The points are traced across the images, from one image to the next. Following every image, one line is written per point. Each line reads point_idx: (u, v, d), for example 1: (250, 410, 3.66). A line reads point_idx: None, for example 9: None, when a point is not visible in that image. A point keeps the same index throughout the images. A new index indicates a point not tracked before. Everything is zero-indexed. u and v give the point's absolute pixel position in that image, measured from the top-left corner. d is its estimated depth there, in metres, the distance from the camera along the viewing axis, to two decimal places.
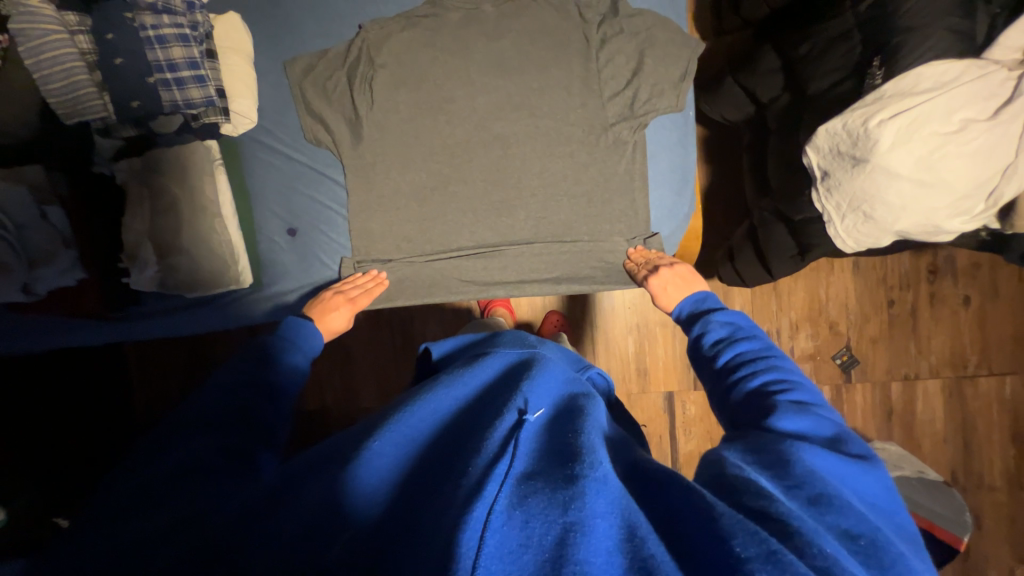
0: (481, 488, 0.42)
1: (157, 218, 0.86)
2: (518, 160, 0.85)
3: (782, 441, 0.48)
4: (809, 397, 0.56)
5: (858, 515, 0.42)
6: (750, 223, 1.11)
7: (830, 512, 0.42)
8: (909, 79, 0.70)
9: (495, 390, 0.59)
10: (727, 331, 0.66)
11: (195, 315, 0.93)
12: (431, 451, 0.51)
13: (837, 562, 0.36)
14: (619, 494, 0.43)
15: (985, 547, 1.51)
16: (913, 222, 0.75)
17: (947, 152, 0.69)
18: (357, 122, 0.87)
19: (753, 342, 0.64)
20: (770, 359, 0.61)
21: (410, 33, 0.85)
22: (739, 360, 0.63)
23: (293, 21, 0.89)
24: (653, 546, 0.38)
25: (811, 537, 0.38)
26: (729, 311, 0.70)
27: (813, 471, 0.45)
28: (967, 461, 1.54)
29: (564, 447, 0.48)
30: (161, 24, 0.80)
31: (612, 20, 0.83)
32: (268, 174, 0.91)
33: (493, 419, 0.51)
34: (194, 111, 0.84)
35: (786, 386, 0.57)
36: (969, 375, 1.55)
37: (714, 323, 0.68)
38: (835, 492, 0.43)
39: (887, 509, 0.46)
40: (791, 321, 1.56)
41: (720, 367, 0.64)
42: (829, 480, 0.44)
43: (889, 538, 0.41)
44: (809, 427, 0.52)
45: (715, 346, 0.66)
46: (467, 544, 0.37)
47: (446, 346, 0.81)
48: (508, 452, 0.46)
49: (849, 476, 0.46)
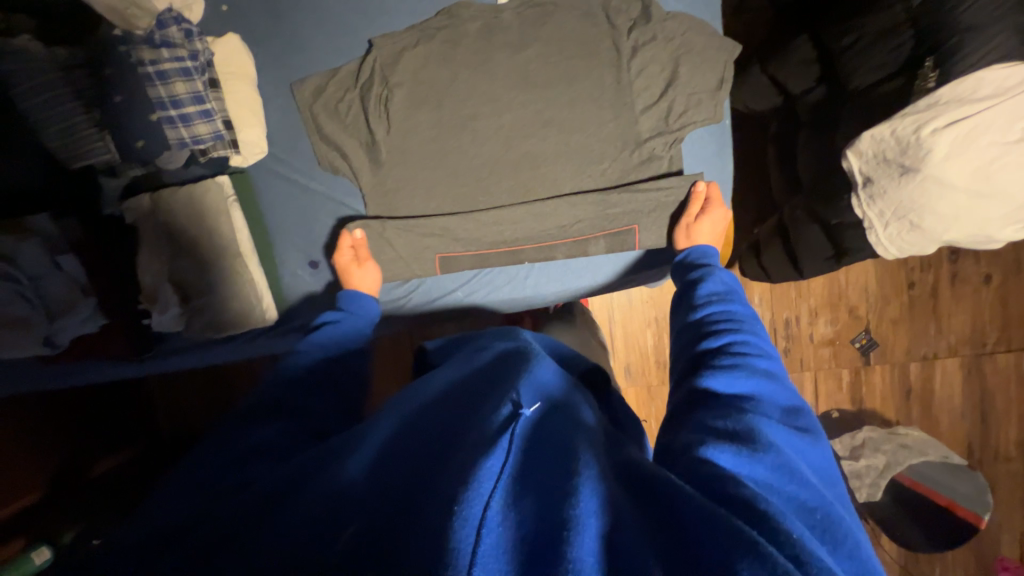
0: (468, 486, 0.37)
1: (174, 259, 0.83)
2: (548, 178, 0.82)
3: (745, 413, 0.49)
4: (774, 370, 0.58)
5: (816, 493, 0.43)
6: (778, 219, 1.07)
7: (792, 484, 0.43)
8: (968, 83, 0.66)
9: (484, 377, 0.53)
10: (722, 290, 0.70)
11: (220, 350, 0.92)
12: (413, 442, 0.47)
13: (806, 549, 0.36)
14: (607, 487, 0.40)
15: (998, 515, 1.56)
16: (964, 232, 0.72)
17: (1005, 163, 0.67)
18: (374, 147, 0.82)
19: (742, 307, 0.67)
20: (750, 326, 0.63)
21: (426, 47, 0.80)
22: (722, 316, 0.65)
23: (295, 38, 0.83)
24: (637, 543, 0.36)
25: (778, 523, 0.38)
26: (727, 273, 0.74)
27: (774, 442, 0.46)
28: (983, 435, 1.57)
29: (557, 443, 0.43)
30: (161, 58, 0.75)
31: (644, 26, 0.77)
32: (284, 205, 0.88)
33: (484, 411, 0.46)
34: (203, 146, 0.80)
35: (758, 352, 0.59)
36: (987, 352, 1.56)
37: (715, 279, 0.72)
38: (795, 464, 0.44)
39: (836, 489, 0.48)
40: (811, 307, 1.54)
41: (699, 315, 0.67)
42: (787, 452, 0.46)
43: (842, 517, 0.42)
44: (770, 395, 0.54)
45: (707, 297, 0.69)
46: (465, 541, 0.34)
47: (441, 341, 0.81)
48: (502, 446, 0.41)
49: (802, 450, 0.48)
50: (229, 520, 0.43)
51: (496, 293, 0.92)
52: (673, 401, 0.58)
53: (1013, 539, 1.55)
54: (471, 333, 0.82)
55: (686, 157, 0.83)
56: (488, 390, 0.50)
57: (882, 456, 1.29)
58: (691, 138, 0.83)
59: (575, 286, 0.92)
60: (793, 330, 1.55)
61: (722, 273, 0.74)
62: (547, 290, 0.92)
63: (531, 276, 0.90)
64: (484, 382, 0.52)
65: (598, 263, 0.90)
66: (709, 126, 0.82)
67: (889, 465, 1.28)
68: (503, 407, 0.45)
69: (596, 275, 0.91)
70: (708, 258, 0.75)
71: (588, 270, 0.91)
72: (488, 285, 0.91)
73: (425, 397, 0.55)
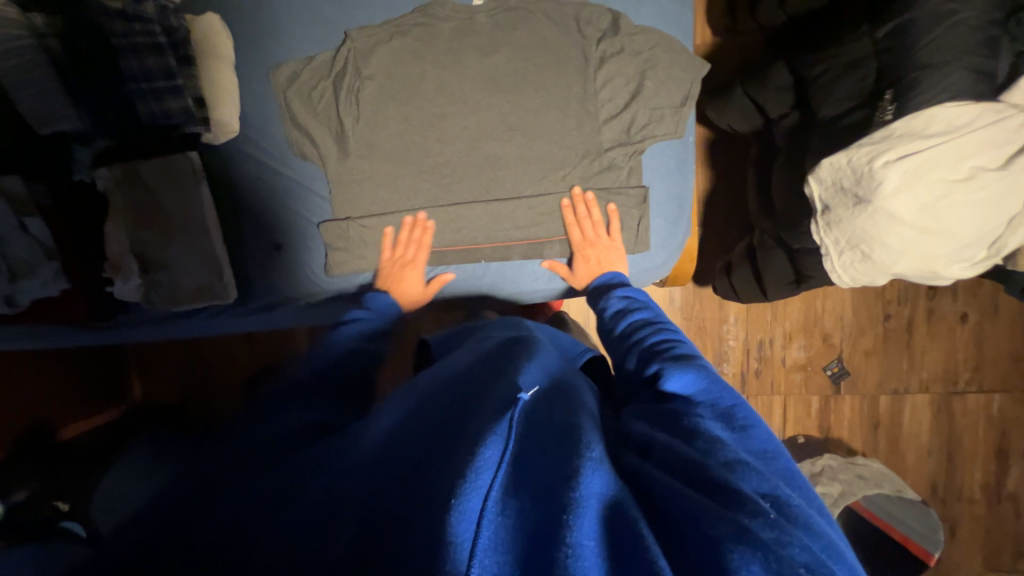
0: (466, 478, 0.39)
1: (138, 231, 0.85)
2: (508, 182, 0.86)
3: (679, 417, 0.52)
4: (691, 353, 0.61)
5: (762, 477, 0.43)
6: (749, 240, 1.07)
7: (744, 475, 0.43)
8: (922, 118, 0.67)
9: (482, 373, 0.57)
10: (626, 302, 0.75)
11: (183, 323, 0.93)
12: (418, 433, 0.49)
13: (785, 530, 0.37)
14: (611, 474, 0.43)
15: (956, 556, 1.56)
16: (912, 266, 0.73)
17: (952, 201, 0.68)
18: (343, 138, 0.85)
19: (646, 314, 0.72)
20: (658, 326, 0.68)
21: (401, 42, 0.84)
22: (633, 329, 0.70)
23: (276, 23, 0.85)
24: (637, 520, 0.39)
25: (754, 505, 0.39)
26: (629, 288, 0.79)
27: (713, 439, 0.47)
28: (948, 475, 1.56)
29: (560, 430, 0.47)
30: (133, 31, 0.78)
31: (612, 38, 0.83)
32: (251, 185, 0.89)
33: (489, 402, 0.49)
34: (172, 121, 0.83)
35: (670, 346, 0.63)
36: (959, 391, 1.55)
37: (614, 299, 0.77)
38: (739, 456, 0.45)
39: (786, 457, 0.48)
40: (786, 332, 1.54)
41: (619, 332, 0.72)
42: (728, 446, 0.47)
43: (791, 494, 0.43)
44: (693, 383, 0.56)
45: (614, 319, 0.74)
46: (461, 534, 0.36)
47: (444, 334, 0.84)
48: (500, 434, 0.42)
49: (741, 438, 0.49)
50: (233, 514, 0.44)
51: (469, 288, 0.94)
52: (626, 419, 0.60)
53: None
54: (470, 324, 0.85)
55: (646, 171, 0.87)
56: (489, 382, 0.54)
57: (838, 484, 1.27)
58: (651, 151, 0.88)
59: (543, 290, 0.94)
60: (766, 352, 1.55)
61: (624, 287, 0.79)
62: (514, 290, 0.94)
63: (498, 275, 0.92)
64: (490, 376, 0.56)
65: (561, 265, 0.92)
66: (671, 141, 0.87)
67: (844, 494, 1.26)
68: (508, 395, 0.48)
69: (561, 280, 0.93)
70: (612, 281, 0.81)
71: (550, 272, 0.92)
72: (460, 283, 0.93)
73: (421, 391, 0.59)
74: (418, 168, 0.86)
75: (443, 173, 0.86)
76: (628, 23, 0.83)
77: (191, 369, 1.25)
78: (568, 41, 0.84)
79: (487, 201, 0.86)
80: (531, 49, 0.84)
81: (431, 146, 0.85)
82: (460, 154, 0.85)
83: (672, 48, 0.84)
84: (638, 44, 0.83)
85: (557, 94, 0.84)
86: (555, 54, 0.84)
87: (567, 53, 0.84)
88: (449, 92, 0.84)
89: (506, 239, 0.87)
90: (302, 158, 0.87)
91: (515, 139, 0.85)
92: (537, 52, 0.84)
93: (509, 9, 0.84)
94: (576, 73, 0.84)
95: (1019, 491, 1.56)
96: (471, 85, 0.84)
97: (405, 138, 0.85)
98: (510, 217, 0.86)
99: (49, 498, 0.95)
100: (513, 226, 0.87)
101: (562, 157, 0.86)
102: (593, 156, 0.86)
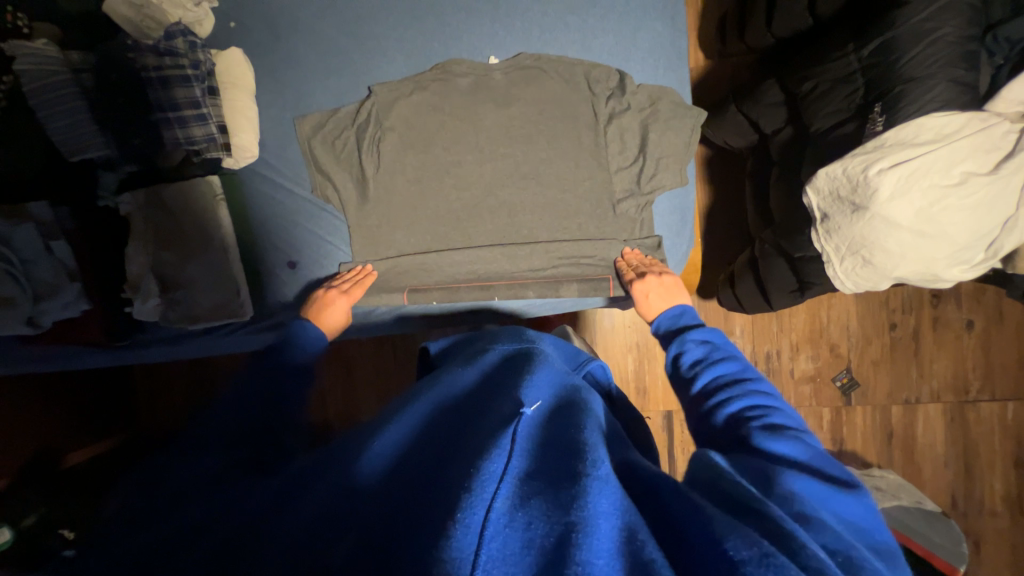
0: (470, 491, 0.40)
1: (158, 252, 0.88)
2: (517, 198, 0.91)
3: (766, 471, 0.47)
4: (787, 420, 0.55)
5: (835, 534, 0.40)
6: (751, 251, 1.09)
7: (809, 527, 0.41)
8: (910, 129, 0.70)
9: (488, 387, 0.59)
10: (708, 347, 0.68)
11: (200, 342, 0.95)
12: (423, 446, 0.50)
13: (827, 568, 0.35)
14: (618, 493, 0.42)
15: (983, 572, 1.51)
16: (913, 269, 0.75)
17: (947, 205, 0.70)
18: (364, 184, 0.90)
19: (732, 364, 0.65)
20: (748, 382, 0.61)
21: (420, 96, 0.90)
22: (717, 381, 0.63)
23: (294, 55, 0.91)
24: (648, 545, 0.38)
25: (802, 542, 0.37)
26: (706, 329, 0.71)
27: (792, 492, 0.45)
28: (967, 486, 1.53)
29: (567, 446, 0.47)
30: (163, 65, 0.82)
31: (620, 96, 0.90)
32: (267, 207, 0.92)
33: (492, 417, 0.50)
34: (196, 146, 0.86)
35: (765, 409, 0.57)
36: (971, 400, 1.54)
37: (692, 343, 0.70)
38: (814, 512, 0.43)
39: (880, 536, 0.45)
40: (792, 343, 1.54)
41: (698, 377, 0.65)
42: (807, 502, 0.44)
43: (869, 557, 0.39)
44: (786, 447, 0.51)
45: (693, 367, 0.67)
46: (465, 545, 0.36)
47: (444, 343, 0.87)
48: (504, 450, 0.44)
49: (828, 499, 0.45)
50: (245, 524, 0.46)
51: (477, 305, 0.96)
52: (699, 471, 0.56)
53: None
54: (475, 333, 0.86)
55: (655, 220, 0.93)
56: (495, 396, 0.55)
57: None
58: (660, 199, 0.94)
59: (551, 304, 0.97)
60: (774, 364, 1.54)
61: (707, 329, 0.72)
62: (522, 304, 0.97)
63: (506, 290, 0.95)
64: (494, 391, 0.57)
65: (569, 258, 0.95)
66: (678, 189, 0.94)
67: None
68: (508, 410, 0.50)
69: (571, 295, 0.96)
70: (686, 319, 0.74)
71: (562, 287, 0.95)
72: (468, 298, 0.96)
73: (429, 399, 0.58)
74: (429, 186, 0.90)
75: (453, 191, 0.91)
76: (632, 81, 0.89)
77: (203, 391, 1.26)
78: (568, 65, 0.90)
79: (489, 215, 0.91)
80: (533, 74, 0.90)
81: (440, 167, 0.90)
82: (468, 173, 0.90)
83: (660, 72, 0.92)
84: (642, 93, 0.90)
85: (558, 116, 0.90)
86: (556, 78, 0.90)
87: (565, 77, 0.90)
88: (458, 115, 0.90)
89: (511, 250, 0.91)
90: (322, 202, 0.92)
91: (520, 157, 0.90)
92: (539, 78, 0.89)
93: (522, 67, 0.90)
94: (574, 94, 0.90)
95: None
96: (479, 109, 0.90)
97: (416, 159, 0.90)
98: (506, 225, 0.91)
99: (57, 532, 0.94)
100: (513, 234, 0.91)
101: (564, 173, 0.90)
102: (593, 172, 0.90)
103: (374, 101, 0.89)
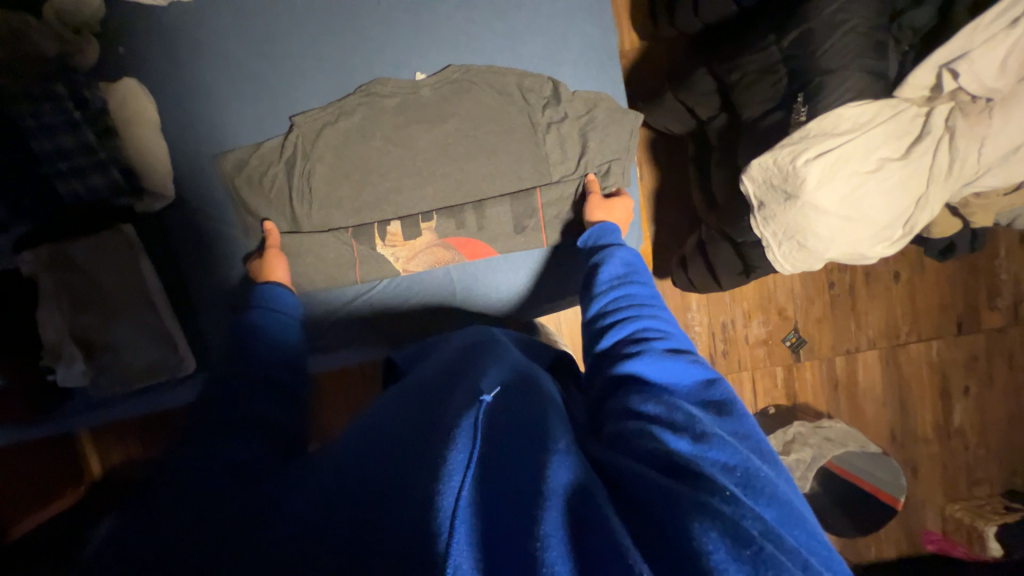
0: (440, 480, 0.39)
1: (77, 313, 0.80)
2: (458, 213, 0.87)
3: (666, 398, 0.51)
4: (681, 343, 0.61)
5: (735, 450, 0.45)
6: (698, 235, 1.12)
7: (711, 449, 0.44)
8: (830, 119, 0.73)
9: (445, 376, 0.57)
10: (623, 271, 0.73)
11: (139, 400, 0.88)
12: (382, 437, 0.47)
13: (740, 504, 0.39)
14: (580, 462, 0.43)
15: (921, 493, 1.69)
16: (842, 250, 0.80)
17: (867, 190, 0.75)
18: (298, 222, 0.86)
19: (643, 286, 0.70)
20: (652, 304, 0.66)
21: (346, 122, 0.85)
22: (627, 299, 0.69)
23: (199, 82, 0.82)
24: (600, 501, 0.39)
25: (712, 484, 0.41)
26: (628, 251, 0.77)
27: (692, 416, 0.48)
28: (903, 420, 1.70)
29: (528, 419, 0.46)
30: (41, 112, 0.74)
31: (556, 105, 0.88)
32: (194, 247, 0.86)
33: (451, 405, 0.48)
34: (100, 195, 0.80)
35: (661, 334, 0.62)
36: (901, 343, 1.69)
37: (616, 261, 0.75)
38: (713, 429, 0.46)
39: (761, 439, 0.50)
40: (744, 311, 1.62)
41: (609, 301, 0.70)
42: (705, 421, 0.47)
43: (761, 466, 0.44)
44: (680, 370, 0.56)
45: (611, 282, 0.73)
46: (442, 528, 0.35)
47: (410, 350, 0.82)
48: (466, 437, 0.42)
49: (718, 421, 0.50)
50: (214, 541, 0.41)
51: (445, 309, 0.94)
52: (599, 388, 0.60)
53: (935, 514, 1.69)
54: (435, 338, 0.83)
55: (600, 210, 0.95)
56: (452, 389, 0.52)
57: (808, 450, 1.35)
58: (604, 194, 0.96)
59: (512, 304, 0.96)
60: (730, 333, 1.62)
61: (621, 252, 0.77)
62: (486, 305, 0.95)
63: (467, 292, 0.94)
64: (450, 382, 0.54)
65: (522, 260, 0.94)
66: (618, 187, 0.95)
67: (815, 457, 1.34)
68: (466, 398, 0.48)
69: (527, 289, 0.95)
70: (610, 238, 0.79)
71: (512, 283, 0.95)
72: (433, 307, 0.94)
73: (380, 404, 0.56)
74: (369, 211, 0.87)
75: (395, 213, 0.87)
76: (567, 90, 0.88)
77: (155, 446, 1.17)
78: (498, 73, 0.87)
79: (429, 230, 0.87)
80: (464, 85, 0.86)
81: (381, 190, 0.86)
82: (408, 193, 0.87)
83: (589, 73, 0.90)
84: (584, 98, 0.89)
85: (493, 127, 0.88)
86: (486, 88, 0.87)
87: (496, 86, 0.87)
88: (389, 136, 0.86)
89: (454, 261, 0.91)
90: (246, 235, 0.86)
91: (460, 172, 0.87)
92: (470, 88, 0.87)
93: (453, 82, 0.86)
94: (508, 103, 0.88)
95: (964, 425, 1.72)
96: (410, 126, 0.86)
97: (351, 185, 0.86)
98: (453, 240, 0.88)
99: None
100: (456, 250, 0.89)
101: (506, 184, 0.89)
102: (535, 179, 0.89)
103: (304, 132, 0.84)
